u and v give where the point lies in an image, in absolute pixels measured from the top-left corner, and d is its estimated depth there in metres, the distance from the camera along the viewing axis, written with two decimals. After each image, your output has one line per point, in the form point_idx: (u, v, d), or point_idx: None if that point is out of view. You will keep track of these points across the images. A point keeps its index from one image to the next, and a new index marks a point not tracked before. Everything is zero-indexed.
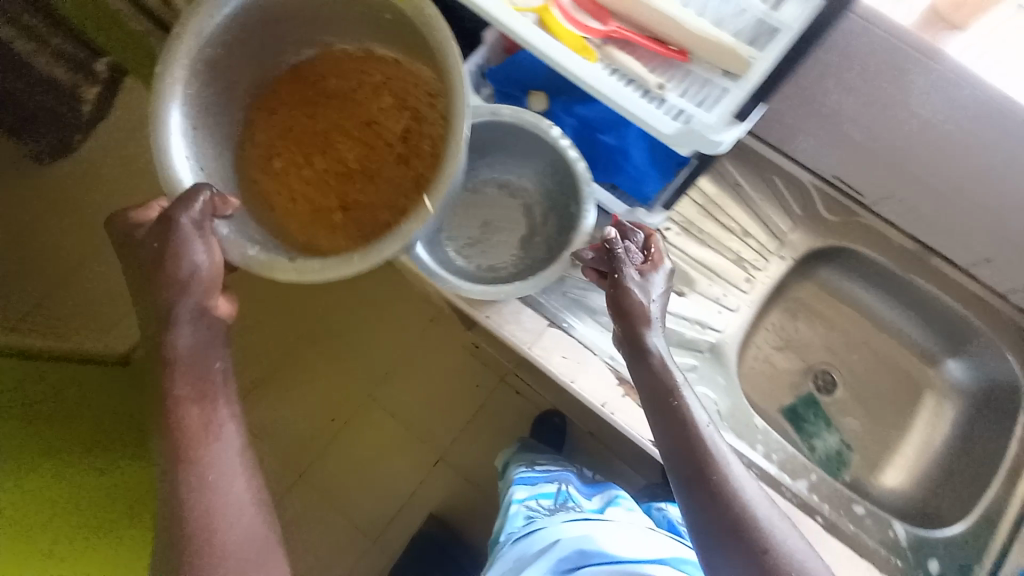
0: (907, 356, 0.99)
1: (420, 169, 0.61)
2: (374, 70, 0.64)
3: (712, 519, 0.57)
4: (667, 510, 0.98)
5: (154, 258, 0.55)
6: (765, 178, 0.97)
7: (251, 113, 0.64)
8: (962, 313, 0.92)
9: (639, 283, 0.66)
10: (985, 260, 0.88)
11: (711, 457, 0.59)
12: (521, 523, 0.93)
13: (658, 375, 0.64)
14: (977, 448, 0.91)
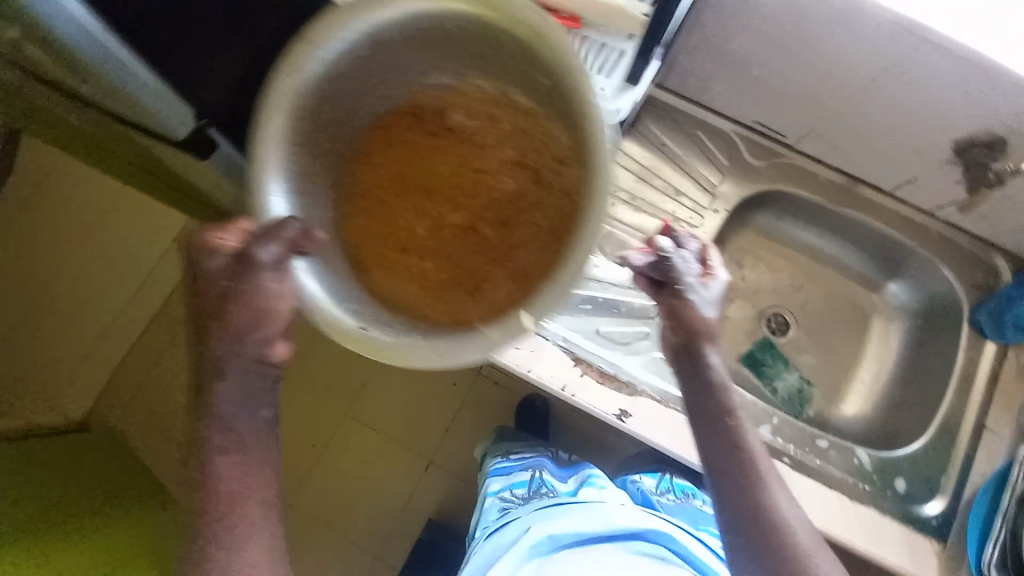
0: (849, 285, 1.03)
1: (526, 244, 0.56)
2: (502, 115, 0.58)
3: (743, 536, 0.55)
4: (642, 482, 1.00)
5: (228, 297, 0.51)
6: (689, 133, 0.96)
7: (360, 143, 0.60)
8: (895, 237, 0.94)
9: (701, 298, 0.61)
10: (908, 182, 0.89)
11: (759, 478, 0.57)
12: (495, 515, 0.93)
13: (717, 396, 0.60)
14: (928, 362, 0.94)
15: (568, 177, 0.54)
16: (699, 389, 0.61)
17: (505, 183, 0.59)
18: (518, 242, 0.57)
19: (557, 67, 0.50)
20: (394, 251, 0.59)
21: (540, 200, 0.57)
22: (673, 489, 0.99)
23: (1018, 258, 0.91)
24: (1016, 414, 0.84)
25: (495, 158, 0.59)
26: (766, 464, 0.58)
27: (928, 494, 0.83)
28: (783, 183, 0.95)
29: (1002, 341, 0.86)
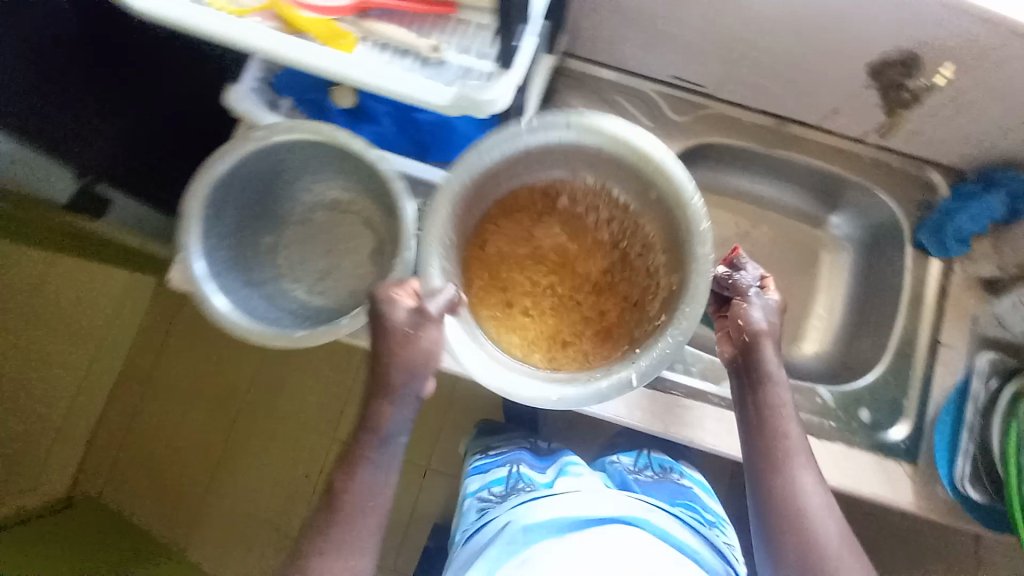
0: (796, 225, 1.02)
1: (612, 311, 0.75)
2: (602, 207, 0.78)
3: (767, 504, 0.65)
4: (619, 462, 0.99)
5: (395, 349, 0.63)
6: (606, 99, 0.93)
7: (501, 202, 0.77)
8: (828, 170, 0.93)
9: (764, 312, 0.71)
10: (832, 112, 0.87)
11: (788, 460, 0.66)
12: (475, 515, 0.88)
13: (764, 409, 0.69)
14: (879, 288, 0.93)
15: (651, 260, 0.75)
16: (750, 396, 0.70)
17: (589, 264, 0.77)
18: (606, 309, 0.75)
19: (653, 182, 0.70)
20: (502, 309, 0.74)
21: (620, 278, 0.77)
22: (649, 465, 0.99)
23: (953, 170, 0.90)
24: (967, 326, 0.85)
25: (583, 242, 0.78)
26: (800, 450, 0.67)
27: (892, 421, 0.84)
28: (709, 135, 0.94)
29: (945, 256, 0.87)
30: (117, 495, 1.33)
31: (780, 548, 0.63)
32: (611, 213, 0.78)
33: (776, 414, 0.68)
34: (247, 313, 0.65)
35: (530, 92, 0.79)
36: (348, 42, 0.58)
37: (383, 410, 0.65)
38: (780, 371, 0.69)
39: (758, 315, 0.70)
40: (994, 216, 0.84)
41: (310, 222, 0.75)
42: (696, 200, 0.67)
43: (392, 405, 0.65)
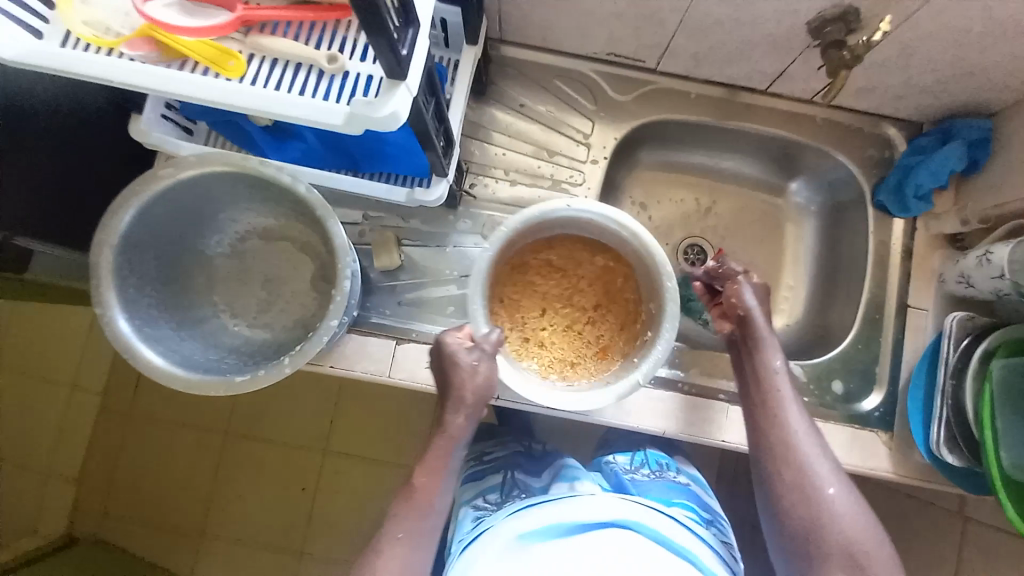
0: (756, 195, 0.99)
1: (607, 334, 0.80)
2: (598, 253, 0.81)
3: (765, 456, 0.67)
4: (615, 461, 0.90)
5: (457, 384, 0.67)
6: (546, 86, 0.89)
7: (518, 253, 0.81)
8: (782, 136, 0.90)
9: (751, 292, 0.73)
10: (779, 76, 0.84)
11: (782, 412, 0.67)
12: (469, 525, 0.75)
13: (764, 377, 0.70)
14: (845, 254, 0.91)
15: (630, 293, 0.81)
16: (745, 360, 0.72)
17: (592, 292, 0.82)
18: (606, 330, 0.80)
19: (641, 249, 0.75)
20: (519, 340, 0.79)
21: (618, 300, 0.81)
22: (648, 462, 0.89)
23: (908, 124, 0.88)
24: (933, 285, 0.83)
25: (584, 274, 0.82)
26: (794, 403, 0.69)
27: (865, 391, 0.83)
28: (657, 112, 0.89)
29: (907, 215, 0.84)
30: (114, 528, 1.19)
31: (780, 496, 0.64)
32: (606, 247, 0.81)
33: (767, 371, 0.70)
34: (182, 361, 0.61)
35: (460, 89, 0.74)
36: (239, 63, 0.54)
37: (456, 424, 0.67)
38: (773, 335, 0.71)
39: (748, 298, 0.73)
40: (954, 168, 0.80)
41: (244, 252, 0.71)
42: (665, 260, 0.73)
43: (465, 419, 0.68)
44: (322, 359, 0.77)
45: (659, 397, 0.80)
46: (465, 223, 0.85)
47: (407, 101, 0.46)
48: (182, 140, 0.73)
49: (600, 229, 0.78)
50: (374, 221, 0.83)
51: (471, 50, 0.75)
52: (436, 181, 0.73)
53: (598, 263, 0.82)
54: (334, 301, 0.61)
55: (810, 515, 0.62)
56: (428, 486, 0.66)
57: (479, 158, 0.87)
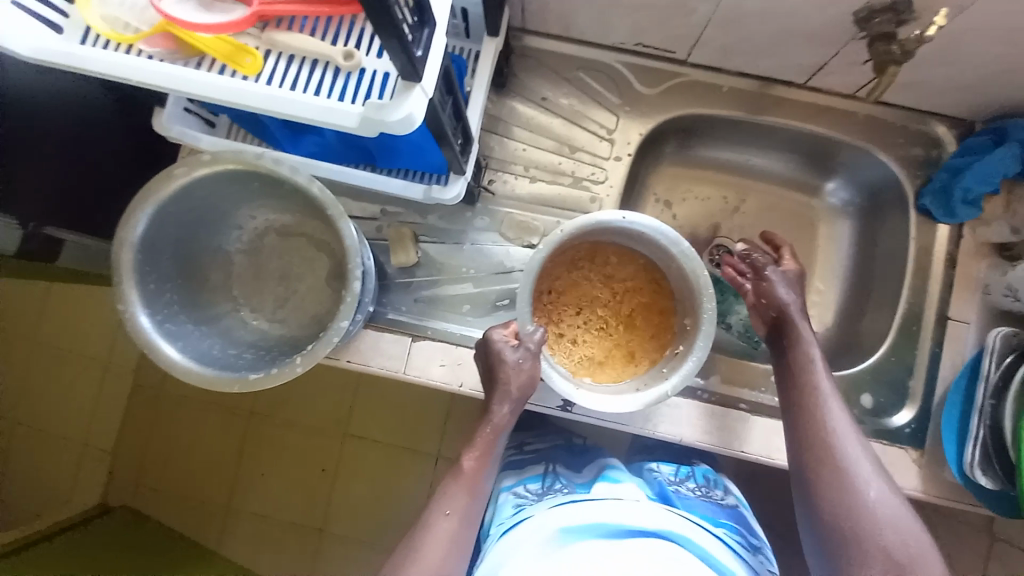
0: (789, 194, 0.94)
1: (635, 339, 0.78)
2: (638, 261, 0.79)
3: (804, 452, 0.64)
4: (659, 470, 0.88)
5: (504, 379, 0.67)
6: (570, 77, 0.85)
7: (559, 255, 0.78)
8: (820, 133, 0.85)
9: (786, 279, 0.73)
10: (819, 69, 0.78)
11: (819, 405, 0.65)
12: (511, 510, 0.78)
13: (800, 368, 0.68)
14: (883, 259, 0.86)
15: (662, 303, 0.78)
16: (782, 352, 0.70)
17: (629, 297, 0.80)
18: (637, 336, 0.78)
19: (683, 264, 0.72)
20: (552, 336, 0.78)
21: (657, 309, 0.79)
22: (696, 476, 0.87)
23: (959, 121, 0.82)
24: (977, 297, 0.78)
25: (620, 278, 0.80)
26: (833, 396, 0.65)
27: (896, 406, 0.80)
28: (685, 106, 0.85)
29: (952, 221, 0.79)
30: (149, 500, 1.24)
31: (815, 487, 0.61)
32: (645, 257, 0.79)
33: (803, 362, 0.68)
34: (198, 356, 0.62)
35: (480, 83, 0.71)
36: (255, 60, 0.53)
37: (502, 414, 0.68)
38: (811, 327, 0.69)
39: (782, 286, 0.72)
40: (1008, 172, 0.75)
41: (261, 248, 0.73)
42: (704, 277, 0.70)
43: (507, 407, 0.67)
44: (339, 353, 0.77)
45: (677, 403, 0.79)
46: (483, 219, 0.84)
47: (421, 103, 0.44)
48: (203, 133, 0.73)
49: (643, 241, 0.76)
50: (391, 217, 0.82)
51: (492, 43, 0.72)
52: (454, 179, 0.72)
53: (636, 272, 0.80)
54: (345, 302, 0.61)
55: (848, 509, 0.58)
56: (476, 470, 0.68)
57: (499, 153, 0.85)
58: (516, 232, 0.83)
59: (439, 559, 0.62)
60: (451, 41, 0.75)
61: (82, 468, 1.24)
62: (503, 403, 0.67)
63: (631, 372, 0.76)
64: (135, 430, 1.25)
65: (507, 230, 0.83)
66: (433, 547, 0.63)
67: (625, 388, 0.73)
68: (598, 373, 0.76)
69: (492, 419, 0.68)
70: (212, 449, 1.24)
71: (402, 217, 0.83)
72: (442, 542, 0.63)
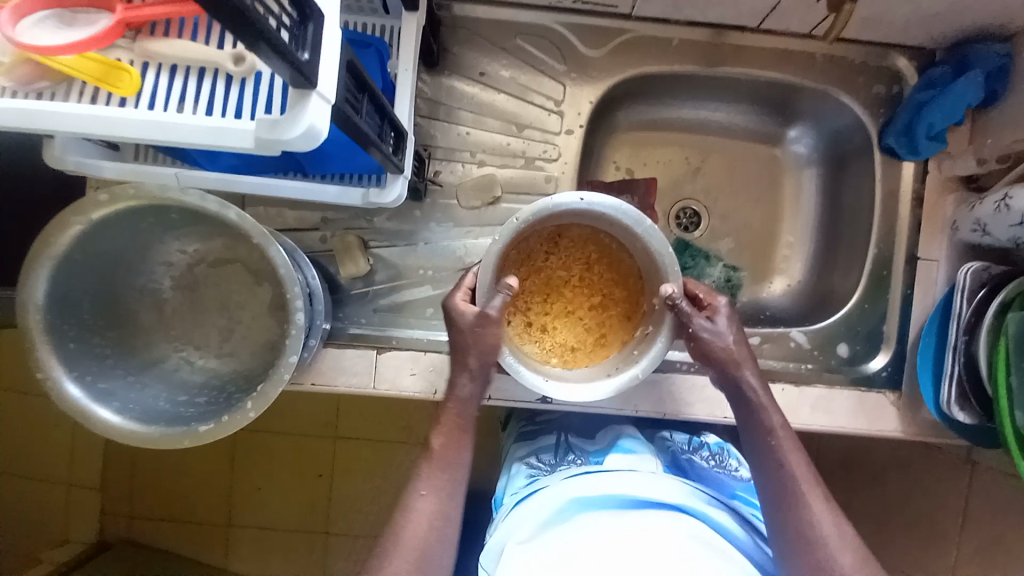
0: (752, 145, 0.91)
1: (604, 321, 0.75)
2: (602, 240, 0.76)
3: (780, 515, 0.63)
4: (671, 440, 0.86)
5: (460, 347, 0.65)
6: (508, 48, 0.78)
7: (518, 245, 0.73)
8: (778, 79, 0.81)
9: (711, 330, 0.67)
10: (773, 9, 0.73)
11: (798, 495, 0.63)
12: (523, 481, 0.79)
13: (758, 417, 0.67)
14: (848, 204, 0.84)
15: (631, 282, 0.75)
16: (743, 410, 0.68)
17: (602, 279, 0.76)
18: (612, 320, 0.76)
19: (648, 241, 0.67)
20: (521, 326, 0.74)
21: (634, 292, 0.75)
22: (709, 445, 0.84)
23: (919, 50, 0.78)
24: (945, 235, 0.77)
25: (585, 262, 0.76)
26: (809, 482, 0.64)
27: (870, 352, 0.80)
28: (636, 66, 0.79)
29: (918, 158, 0.76)
30: (145, 530, 1.20)
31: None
32: (609, 236, 0.75)
33: (766, 424, 0.66)
34: (140, 413, 0.58)
35: (404, 65, 0.64)
36: (132, 78, 0.46)
37: (463, 389, 0.66)
38: (765, 393, 0.67)
39: (717, 340, 0.67)
40: (971, 101, 0.72)
41: (196, 281, 0.67)
42: (668, 257, 0.66)
43: (472, 382, 0.66)
44: (302, 377, 0.73)
45: (656, 380, 0.78)
46: (436, 216, 0.78)
47: (321, 112, 0.38)
48: (107, 159, 0.64)
49: (611, 223, 0.71)
50: (335, 224, 0.76)
51: (412, 17, 0.64)
52: (392, 180, 0.65)
53: (607, 253, 0.76)
54: (291, 334, 0.56)
55: None
56: (447, 448, 0.65)
57: (442, 140, 0.79)
58: (471, 224, 0.78)
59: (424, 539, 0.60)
60: (369, 20, 0.67)
61: (62, 511, 1.17)
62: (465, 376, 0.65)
63: (606, 356, 0.73)
64: (119, 466, 1.19)
65: (463, 222, 0.78)
66: (416, 526, 0.61)
67: (596, 374, 0.70)
68: (570, 360, 0.73)
69: (456, 396, 0.66)
70: (204, 473, 1.20)
71: (345, 223, 0.76)
72: (427, 518, 0.61)
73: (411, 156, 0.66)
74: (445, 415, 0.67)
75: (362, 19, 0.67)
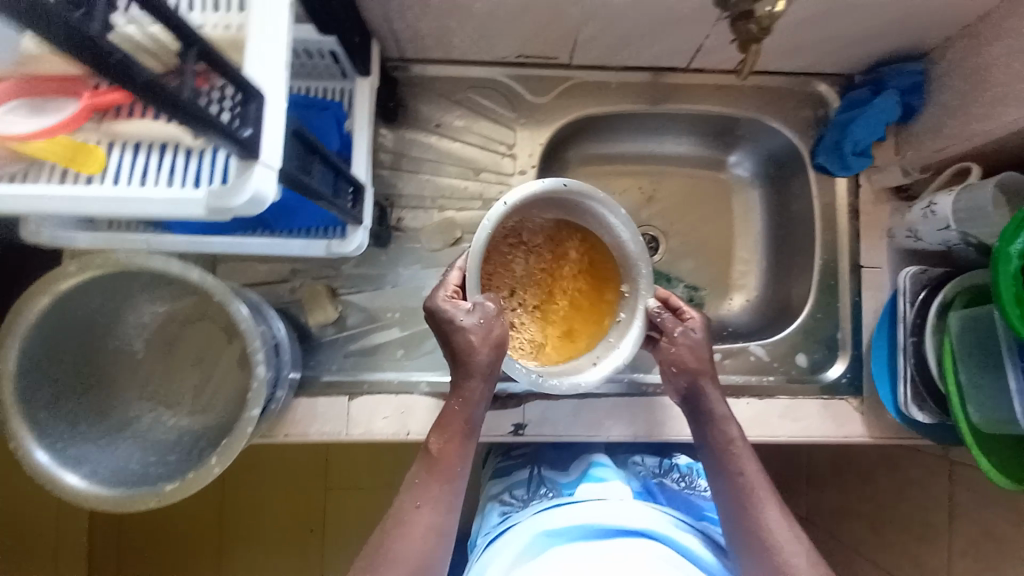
0: (699, 171, 0.96)
1: (567, 315, 0.79)
2: (560, 237, 0.79)
3: (738, 523, 0.65)
4: (642, 464, 0.88)
5: (464, 347, 0.64)
6: (460, 100, 0.84)
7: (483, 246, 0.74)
8: (711, 111, 0.87)
9: (689, 337, 0.70)
10: (698, 51, 0.79)
11: (755, 501, 0.65)
12: (496, 519, 0.82)
13: (719, 428, 0.69)
14: (793, 220, 0.89)
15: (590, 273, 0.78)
16: (703, 423, 0.70)
17: (564, 272, 0.80)
18: (579, 312, 0.78)
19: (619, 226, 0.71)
20: None
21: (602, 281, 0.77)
22: (680, 466, 0.87)
23: (839, 76, 0.85)
24: (885, 243, 0.81)
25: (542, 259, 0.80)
26: (765, 488, 0.66)
27: (829, 359, 0.82)
28: (580, 108, 0.85)
29: (848, 173, 0.82)
30: None
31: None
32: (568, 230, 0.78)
33: (726, 439, 0.68)
34: (109, 476, 0.59)
35: (360, 125, 0.68)
36: (98, 155, 0.50)
37: (473, 387, 0.64)
38: (727, 406, 0.69)
39: (692, 351, 0.70)
40: (889, 120, 0.78)
41: (168, 341, 0.68)
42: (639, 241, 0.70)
43: (483, 383, 0.65)
44: (276, 428, 0.74)
45: (627, 403, 0.80)
46: (401, 260, 0.81)
47: (265, 178, 0.41)
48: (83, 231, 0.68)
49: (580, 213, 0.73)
50: (303, 274, 0.78)
51: (365, 81, 0.70)
52: (353, 230, 0.68)
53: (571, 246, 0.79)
54: (253, 388, 0.56)
55: None
56: (443, 453, 0.65)
57: (403, 187, 0.83)
58: (434, 264, 0.81)
59: (416, 556, 0.61)
60: (326, 86, 0.73)
61: None
62: (472, 376, 0.64)
63: (580, 348, 0.75)
64: (102, 538, 1.13)
65: (427, 263, 0.81)
66: (412, 542, 0.61)
67: (582, 365, 0.71)
68: (541, 356, 0.75)
69: (461, 395, 0.65)
70: (192, 536, 1.15)
71: (313, 272, 0.79)
72: (421, 534, 0.62)
73: (371, 207, 0.69)
74: (446, 413, 0.66)
75: (320, 84, 0.72)
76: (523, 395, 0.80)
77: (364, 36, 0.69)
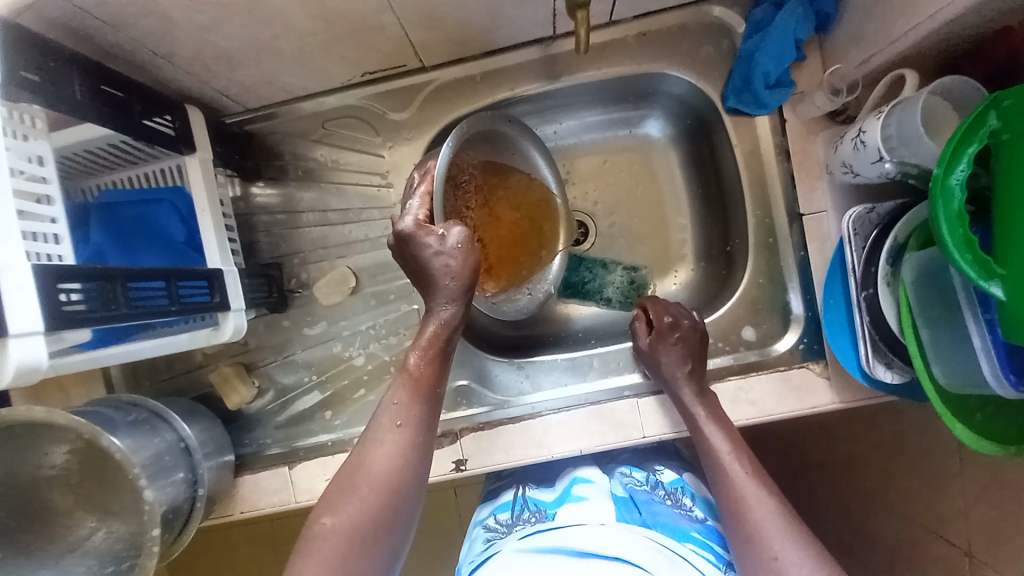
0: (614, 139, 0.86)
1: (491, 253, 0.78)
2: (493, 177, 0.79)
3: (725, 497, 0.61)
4: (631, 477, 0.75)
5: (440, 272, 0.61)
6: (324, 139, 0.78)
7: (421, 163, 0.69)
8: (602, 75, 0.76)
9: (654, 344, 0.72)
10: (555, 16, 0.67)
11: (732, 480, 0.61)
12: (479, 548, 0.70)
13: (688, 411, 0.67)
14: (725, 172, 0.78)
15: (516, 209, 0.80)
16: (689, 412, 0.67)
17: (495, 202, 0.79)
18: (505, 241, 0.80)
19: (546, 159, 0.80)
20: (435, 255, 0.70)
21: (531, 212, 0.81)
22: (664, 483, 0.74)
23: None
24: (825, 181, 0.69)
25: (473, 196, 0.77)
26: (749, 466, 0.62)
27: (782, 329, 0.74)
28: (450, 113, 0.77)
29: (766, 111, 0.70)
30: None
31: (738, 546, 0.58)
32: (501, 166, 0.79)
33: (700, 422, 0.66)
34: None
35: (202, 204, 0.66)
36: None
37: (447, 312, 0.62)
38: (692, 390, 0.67)
39: (660, 357, 0.71)
40: (798, 38, 0.65)
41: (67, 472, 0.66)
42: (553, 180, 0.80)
43: (455, 305, 0.63)
44: (228, 508, 0.75)
45: (563, 419, 0.73)
46: (306, 320, 0.80)
47: (31, 347, 0.42)
48: None
49: (514, 152, 0.78)
50: (221, 355, 0.79)
51: (194, 157, 0.66)
52: (224, 317, 0.66)
53: (502, 180, 0.80)
54: (149, 511, 0.57)
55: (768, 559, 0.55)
56: (424, 365, 0.62)
57: (292, 244, 0.80)
58: (337, 318, 0.79)
59: (369, 506, 0.55)
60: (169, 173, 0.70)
61: None
62: (450, 301, 0.62)
63: (514, 276, 0.80)
64: None
65: (333, 316, 0.80)
66: (382, 459, 0.57)
67: (518, 292, 0.79)
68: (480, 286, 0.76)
69: (438, 318, 0.62)
70: None
71: (226, 354, 0.79)
72: (394, 453, 0.58)
73: (237, 287, 0.67)
74: (425, 332, 0.63)
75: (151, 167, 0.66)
76: (459, 428, 0.76)
77: (177, 106, 0.64)
